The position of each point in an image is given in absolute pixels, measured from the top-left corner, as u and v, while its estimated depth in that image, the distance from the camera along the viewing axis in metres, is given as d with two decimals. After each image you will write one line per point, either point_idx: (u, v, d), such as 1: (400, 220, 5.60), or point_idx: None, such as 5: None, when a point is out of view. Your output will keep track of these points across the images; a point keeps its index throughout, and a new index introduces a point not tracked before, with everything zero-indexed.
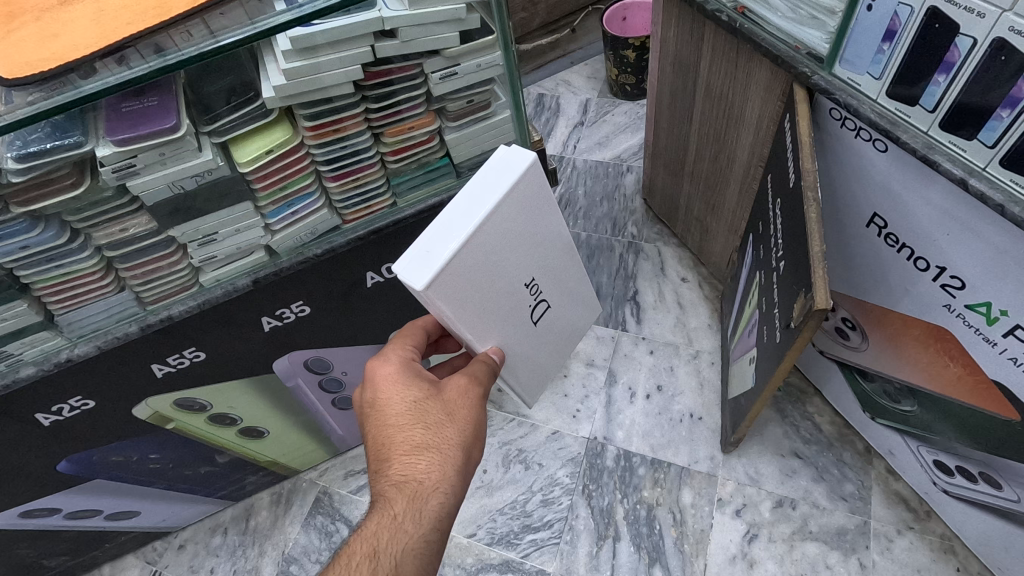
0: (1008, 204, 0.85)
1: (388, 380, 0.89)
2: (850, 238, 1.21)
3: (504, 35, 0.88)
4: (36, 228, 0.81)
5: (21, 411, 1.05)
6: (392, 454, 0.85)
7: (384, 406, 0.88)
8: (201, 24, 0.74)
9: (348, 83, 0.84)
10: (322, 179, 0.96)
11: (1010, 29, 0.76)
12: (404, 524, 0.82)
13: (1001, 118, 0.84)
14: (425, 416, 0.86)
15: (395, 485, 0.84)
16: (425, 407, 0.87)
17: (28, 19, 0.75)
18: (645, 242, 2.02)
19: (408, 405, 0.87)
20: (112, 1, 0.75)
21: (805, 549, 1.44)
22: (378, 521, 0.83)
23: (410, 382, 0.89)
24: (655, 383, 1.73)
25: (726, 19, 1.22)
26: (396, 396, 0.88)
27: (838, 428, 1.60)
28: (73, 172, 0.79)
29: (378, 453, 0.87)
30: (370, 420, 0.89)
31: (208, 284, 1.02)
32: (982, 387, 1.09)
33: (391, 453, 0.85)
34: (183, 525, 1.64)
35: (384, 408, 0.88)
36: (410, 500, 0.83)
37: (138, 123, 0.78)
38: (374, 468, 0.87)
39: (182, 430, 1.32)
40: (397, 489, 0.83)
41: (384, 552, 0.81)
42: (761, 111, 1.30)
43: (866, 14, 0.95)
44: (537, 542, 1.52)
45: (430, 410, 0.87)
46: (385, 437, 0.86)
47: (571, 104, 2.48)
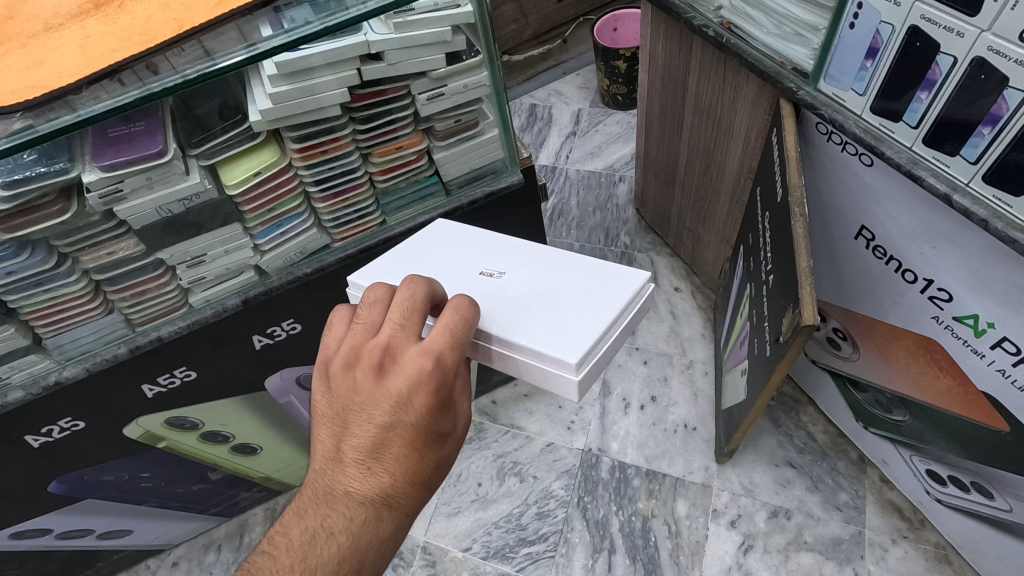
0: (992, 219, 0.86)
1: (430, 394, 0.71)
2: (839, 250, 1.22)
3: (490, 56, 0.89)
4: (23, 253, 0.81)
5: (10, 433, 1.05)
6: (398, 477, 0.72)
7: (408, 422, 0.71)
8: (197, 47, 0.74)
9: (335, 106, 0.84)
10: (311, 199, 0.97)
11: (989, 48, 0.78)
12: (383, 549, 0.74)
13: (982, 134, 0.84)
14: (441, 450, 0.75)
15: (388, 507, 0.72)
16: (443, 439, 0.75)
17: (15, 46, 0.75)
18: (638, 252, 2.03)
19: (434, 431, 0.73)
20: (99, 28, 0.75)
21: (801, 559, 1.44)
22: (358, 541, 0.71)
23: (447, 405, 0.74)
24: (649, 394, 1.73)
25: (712, 35, 1.23)
26: (428, 416, 0.71)
27: (831, 437, 1.60)
28: (60, 198, 0.79)
29: (377, 466, 0.71)
30: (376, 422, 0.71)
31: (198, 304, 1.02)
32: (971, 398, 1.09)
33: (396, 475, 0.72)
34: (176, 543, 1.63)
35: (407, 424, 0.71)
36: (398, 527, 0.74)
37: (124, 148, 0.78)
38: (364, 477, 0.72)
39: (174, 449, 1.31)
40: (390, 513, 0.73)
41: (357, 571, 0.72)
42: (749, 125, 1.31)
43: (848, 32, 0.96)
44: (532, 555, 1.51)
45: (447, 443, 0.76)
46: (397, 457, 0.71)
47: (563, 114, 2.49)
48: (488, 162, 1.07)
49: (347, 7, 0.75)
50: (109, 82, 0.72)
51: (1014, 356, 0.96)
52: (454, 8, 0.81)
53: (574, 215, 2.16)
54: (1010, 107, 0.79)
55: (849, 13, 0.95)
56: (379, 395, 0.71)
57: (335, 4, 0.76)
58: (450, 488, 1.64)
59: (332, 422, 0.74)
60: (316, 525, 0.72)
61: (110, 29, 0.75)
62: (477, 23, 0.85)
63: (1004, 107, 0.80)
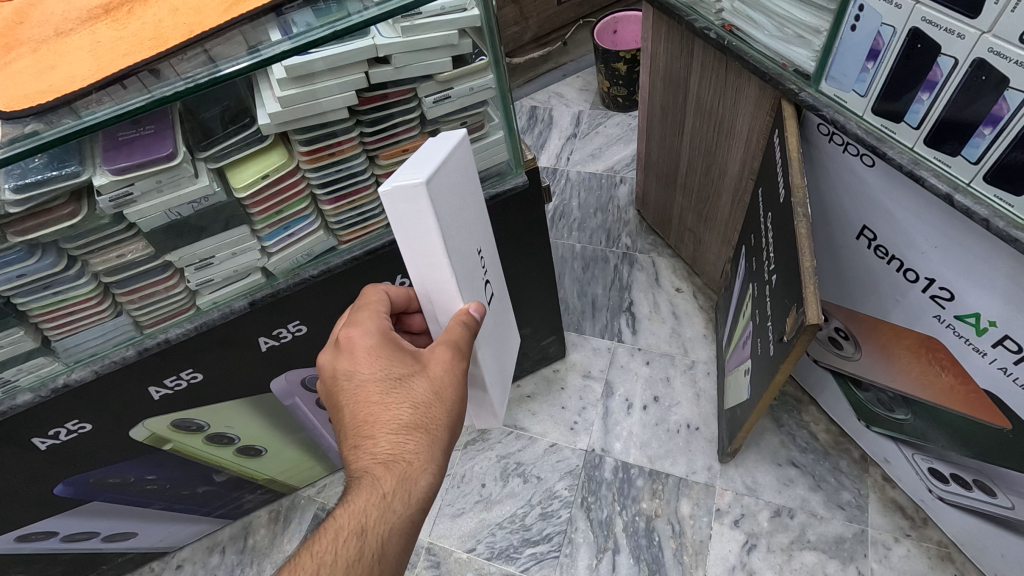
0: (993, 218, 0.87)
1: (368, 352, 0.78)
2: (841, 250, 1.23)
3: (496, 58, 0.90)
4: (34, 256, 0.82)
5: (17, 435, 1.05)
6: (375, 432, 0.75)
7: (366, 379, 0.77)
8: (201, 54, 0.74)
9: (342, 109, 0.85)
10: (318, 202, 0.97)
11: (989, 50, 0.79)
12: (393, 506, 0.73)
13: (983, 135, 0.85)
14: (412, 392, 0.76)
15: (384, 463, 0.74)
16: (410, 382, 0.77)
17: (26, 50, 0.76)
18: (639, 253, 2.04)
19: (388, 378, 0.77)
20: (109, 33, 0.76)
21: (804, 558, 1.44)
22: (362, 504, 0.73)
23: (392, 353, 0.79)
24: (652, 394, 1.74)
25: (714, 37, 1.24)
26: (374, 368, 0.77)
27: (834, 436, 1.61)
28: (71, 201, 0.80)
29: (358, 431, 0.76)
30: (348, 393, 0.78)
31: (205, 306, 1.03)
32: (973, 396, 1.10)
33: (373, 430, 0.75)
34: (181, 545, 1.63)
35: (363, 382, 0.77)
36: (403, 480, 0.73)
37: (135, 152, 0.78)
38: (352, 448, 0.76)
39: (179, 451, 1.31)
40: (386, 469, 0.73)
41: (372, 533, 0.72)
42: (751, 127, 1.32)
43: (850, 34, 0.97)
44: (536, 556, 1.52)
45: (417, 384, 0.76)
46: (366, 414, 0.76)
47: (563, 116, 2.50)
48: (492, 165, 1.08)
49: (349, 14, 0.76)
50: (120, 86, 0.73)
51: (1015, 354, 0.97)
52: (459, 12, 0.82)
53: (575, 216, 2.17)
54: (1011, 107, 0.80)
55: (850, 16, 0.96)
56: (334, 369, 0.79)
57: (339, 11, 0.77)
58: (454, 490, 1.64)
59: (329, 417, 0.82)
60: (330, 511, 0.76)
61: (120, 33, 0.75)
62: (483, 27, 0.86)
63: (1005, 107, 0.81)
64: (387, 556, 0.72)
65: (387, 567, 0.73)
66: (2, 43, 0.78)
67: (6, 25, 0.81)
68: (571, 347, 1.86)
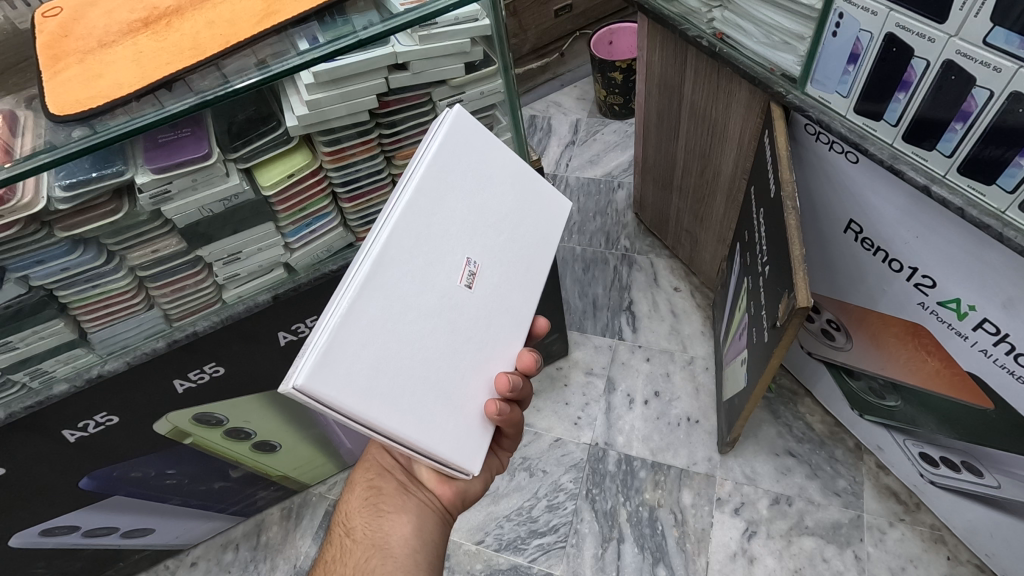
0: (966, 207, 0.93)
1: None
2: (830, 243, 1.30)
3: (505, 66, 0.97)
4: (76, 251, 0.88)
5: (48, 427, 1.10)
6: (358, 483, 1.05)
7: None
8: (219, 70, 0.80)
9: (364, 112, 0.92)
10: (338, 201, 1.04)
11: (958, 52, 0.86)
12: (353, 500, 0.97)
13: (955, 130, 0.92)
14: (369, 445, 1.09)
15: (350, 487, 1.01)
16: None
17: (73, 61, 0.83)
18: (638, 255, 2.10)
19: None
20: (150, 44, 0.82)
21: (803, 543, 1.49)
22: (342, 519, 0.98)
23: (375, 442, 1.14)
24: (653, 389, 1.79)
25: (706, 45, 1.32)
26: None
27: (829, 426, 1.67)
28: (113, 199, 0.86)
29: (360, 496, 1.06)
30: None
31: (231, 300, 1.09)
32: (957, 378, 1.16)
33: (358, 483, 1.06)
34: (195, 543, 1.67)
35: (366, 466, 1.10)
36: (359, 485, 0.99)
37: (173, 153, 0.85)
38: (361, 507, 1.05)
39: (199, 445, 1.36)
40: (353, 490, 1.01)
41: (343, 528, 0.94)
42: (742, 129, 1.40)
43: (832, 39, 1.05)
44: (543, 546, 1.56)
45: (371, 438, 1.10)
46: None
47: (562, 124, 2.58)
48: None
49: (356, 29, 0.82)
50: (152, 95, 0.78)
51: (995, 336, 1.04)
52: (472, 22, 0.89)
53: (575, 220, 2.24)
54: (979, 103, 0.87)
55: (831, 22, 1.04)
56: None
57: (345, 26, 0.84)
58: None
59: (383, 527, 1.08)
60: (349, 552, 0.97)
61: (160, 44, 0.82)
62: (492, 35, 0.92)
63: (973, 104, 0.88)
64: (359, 530, 0.91)
65: (357, 538, 0.89)
66: (50, 54, 0.85)
67: (53, 38, 0.87)
68: (574, 345, 1.92)
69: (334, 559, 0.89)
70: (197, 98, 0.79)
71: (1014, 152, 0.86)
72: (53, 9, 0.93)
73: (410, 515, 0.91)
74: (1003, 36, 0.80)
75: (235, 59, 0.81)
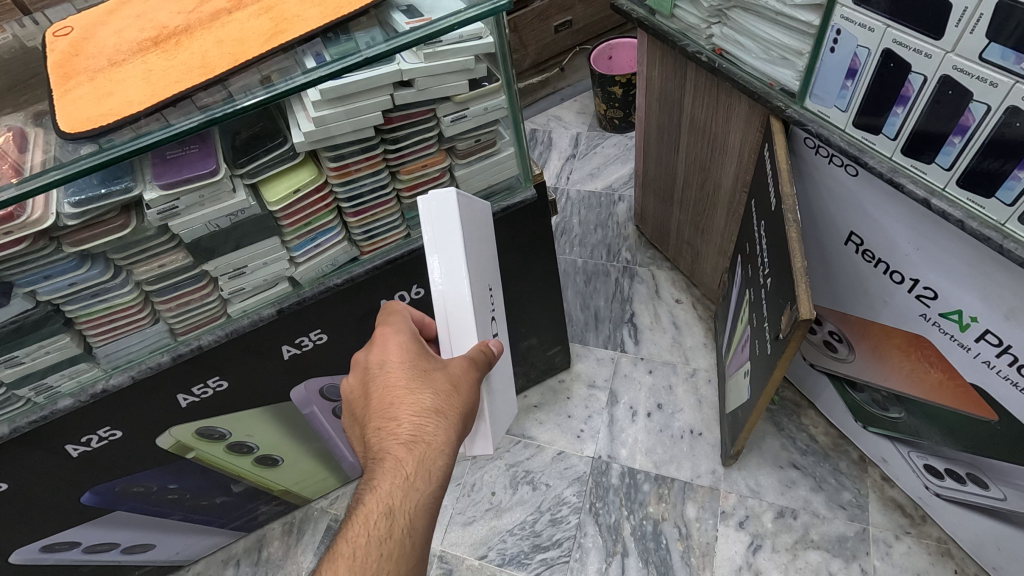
0: (967, 219, 0.94)
1: (404, 367, 0.86)
2: (831, 254, 1.30)
3: (508, 81, 0.98)
4: (84, 266, 0.89)
5: (52, 442, 1.10)
6: (399, 416, 0.83)
7: (377, 378, 0.87)
8: (227, 87, 0.82)
9: (368, 129, 0.93)
10: (343, 215, 1.05)
11: (954, 67, 0.87)
12: (415, 485, 0.80)
13: (953, 144, 0.94)
14: (431, 381, 0.84)
15: (404, 446, 0.82)
16: (431, 375, 0.84)
17: (84, 79, 0.84)
18: (639, 267, 2.11)
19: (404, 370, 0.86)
20: (159, 63, 0.84)
21: (808, 557, 1.48)
22: (386, 481, 0.80)
23: (420, 359, 0.87)
24: (655, 402, 1.79)
25: (705, 60, 1.33)
26: (395, 361, 0.87)
27: (832, 438, 1.66)
28: (121, 215, 0.86)
29: (384, 416, 0.84)
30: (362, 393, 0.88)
31: (236, 314, 1.09)
32: (961, 390, 1.16)
33: (399, 416, 0.83)
34: (195, 558, 1.65)
35: (388, 376, 0.86)
36: (422, 460, 0.81)
37: (181, 168, 0.86)
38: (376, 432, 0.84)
39: (202, 460, 1.36)
40: (407, 450, 0.81)
41: (400, 515, 0.79)
42: (741, 143, 1.41)
43: (829, 55, 1.07)
44: (547, 561, 1.55)
45: (436, 376, 0.84)
46: (394, 399, 0.84)
47: (562, 138, 2.61)
48: (504, 179, 1.15)
49: (361, 46, 0.84)
50: (160, 112, 0.80)
51: (997, 347, 1.04)
52: (475, 40, 0.91)
53: (576, 232, 2.25)
54: (976, 118, 0.88)
55: (829, 39, 1.06)
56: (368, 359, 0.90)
57: (349, 42, 0.85)
58: (464, 498, 1.68)
59: (350, 417, 0.92)
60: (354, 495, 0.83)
61: (170, 63, 0.83)
62: (497, 53, 0.95)
63: (971, 118, 0.89)
64: (416, 531, 0.80)
65: (417, 543, 0.79)
66: (62, 72, 0.86)
67: (64, 57, 0.89)
68: (576, 357, 1.92)
69: (388, 554, 0.77)
70: (202, 116, 0.80)
71: (1013, 165, 0.87)
72: (64, 29, 0.95)
73: None
74: (999, 52, 0.81)
75: (241, 78, 0.83)
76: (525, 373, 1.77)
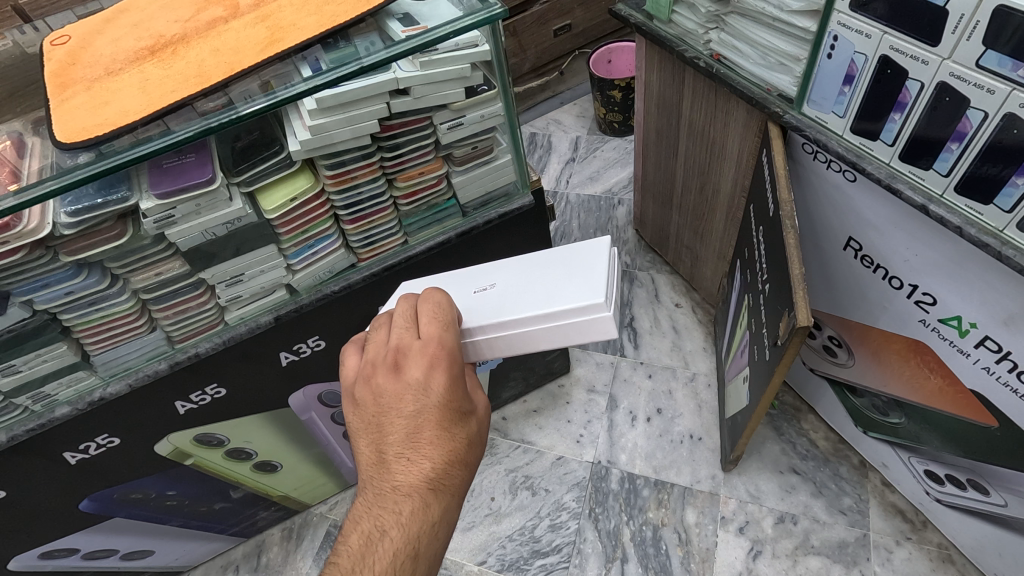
0: (965, 226, 0.94)
1: (447, 404, 0.81)
2: (830, 260, 1.30)
3: (504, 88, 0.98)
4: (80, 275, 0.89)
5: (50, 449, 1.10)
6: (435, 458, 0.78)
7: (413, 406, 0.79)
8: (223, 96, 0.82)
9: (364, 136, 0.93)
10: (340, 223, 1.04)
11: (951, 74, 0.87)
12: (438, 530, 0.79)
13: (951, 150, 0.93)
14: (466, 428, 0.83)
15: (431, 490, 0.79)
16: (465, 419, 0.83)
17: (81, 89, 0.84)
18: (639, 271, 2.11)
19: (446, 407, 0.81)
20: (156, 72, 0.84)
21: (808, 563, 1.48)
22: (412, 525, 0.77)
23: (461, 394, 0.83)
24: (655, 406, 1.79)
25: (703, 65, 1.33)
26: (438, 393, 0.81)
27: (833, 443, 1.65)
28: (117, 224, 0.86)
29: (416, 452, 0.78)
30: (391, 414, 0.80)
31: (233, 321, 1.09)
32: (961, 396, 1.16)
33: (434, 458, 0.78)
34: (194, 564, 1.65)
35: (431, 407, 0.80)
36: (446, 508, 0.80)
37: (178, 178, 0.86)
38: (406, 466, 0.78)
39: (200, 466, 1.36)
40: (435, 496, 0.79)
41: (417, 561, 0.77)
42: (740, 148, 1.41)
43: (827, 61, 1.06)
44: (546, 567, 1.55)
45: (471, 423, 0.84)
46: (431, 440, 0.79)
47: (562, 142, 2.61)
48: (501, 185, 1.15)
49: (359, 55, 0.84)
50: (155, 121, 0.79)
51: (997, 354, 1.04)
52: (472, 48, 0.91)
53: (576, 236, 2.25)
54: (974, 124, 0.88)
55: (826, 45, 1.05)
56: (406, 378, 0.81)
57: (348, 49, 0.86)
58: (464, 504, 1.68)
59: (358, 428, 0.83)
60: (370, 528, 0.77)
61: (166, 72, 0.83)
62: (493, 60, 0.95)
63: (968, 124, 0.89)
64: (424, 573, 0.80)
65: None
66: (58, 82, 0.86)
67: (61, 66, 0.89)
68: (575, 362, 1.91)
69: None
70: (198, 126, 0.80)
71: (1010, 171, 0.87)
72: (62, 38, 0.95)
73: None
74: (996, 59, 0.81)
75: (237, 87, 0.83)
76: (525, 378, 1.77)
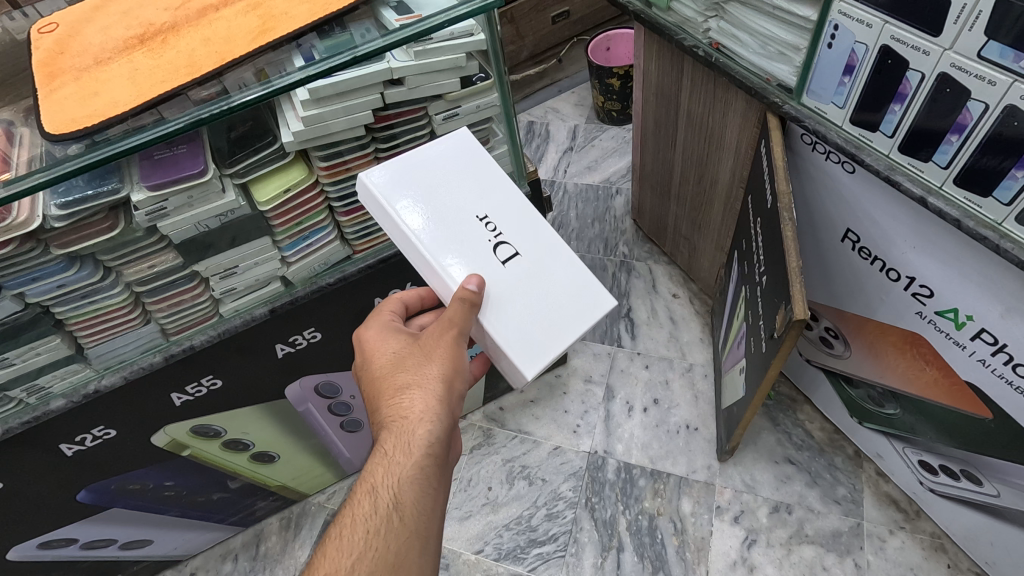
0: (963, 218, 0.93)
1: (383, 355, 0.89)
2: (828, 251, 1.29)
3: (500, 78, 0.97)
4: (73, 267, 0.88)
5: (46, 441, 1.10)
6: (379, 400, 0.85)
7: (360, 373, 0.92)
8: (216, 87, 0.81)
9: (358, 128, 0.91)
10: (335, 214, 1.04)
11: (952, 65, 0.86)
12: (398, 457, 0.80)
13: (951, 142, 0.92)
14: (405, 361, 0.86)
15: (383, 427, 0.83)
16: (405, 355, 0.87)
17: (69, 79, 0.83)
18: (636, 261, 2.10)
19: (384, 355, 0.89)
20: (146, 62, 0.82)
21: (802, 552, 1.49)
22: (370, 461, 0.81)
23: (397, 342, 0.90)
24: (652, 396, 1.79)
25: (702, 54, 1.31)
26: (377, 349, 0.90)
27: (828, 433, 1.66)
28: (109, 216, 0.85)
29: (370, 404, 0.87)
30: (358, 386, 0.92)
31: (228, 313, 1.08)
32: (956, 388, 1.16)
33: (378, 400, 0.86)
34: (194, 553, 1.66)
35: (368, 363, 0.90)
36: (399, 434, 0.81)
37: (169, 170, 0.84)
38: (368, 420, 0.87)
39: (197, 457, 1.36)
40: (385, 428, 0.82)
41: (384, 491, 0.78)
42: (739, 138, 1.40)
43: (827, 51, 1.05)
44: (542, 556, 1.56)
45: (412, 354, 0.87)
46: (374, 388, 0.87)
47: (560, 131, 2.59)
48: None
49: (353, 44, 0.83)
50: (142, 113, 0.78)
51: (992, 346, 1.04)
52: (467, 37, 0.89)
53: (574, 226, 2.24)
54: (974, 116, 0.87)
55: (827, 34, 1.04)
56: (357, 358, 0.94)
57: (344, 37, 0.85)
58: (461, 493, 1.68)
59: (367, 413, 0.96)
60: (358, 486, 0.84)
61: (156, 62, 0.82)
62: (488, 50, 0.93)
63: (968, 116, 0.88)
64: (403, 506, 0.78)
65: (405, 523, 0.77)
66: (46, 72, 0.85)
67: (49, 55, 0.88)
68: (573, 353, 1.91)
69: (371, 532, 0.76)
70: (186, 118, 0.79)
71: (1009, 165, 0.86)
72: (49, 26, 0.93)
73: (440, 497, 0.82)
74: (997, 50, 0.80)
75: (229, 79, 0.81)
76: None
